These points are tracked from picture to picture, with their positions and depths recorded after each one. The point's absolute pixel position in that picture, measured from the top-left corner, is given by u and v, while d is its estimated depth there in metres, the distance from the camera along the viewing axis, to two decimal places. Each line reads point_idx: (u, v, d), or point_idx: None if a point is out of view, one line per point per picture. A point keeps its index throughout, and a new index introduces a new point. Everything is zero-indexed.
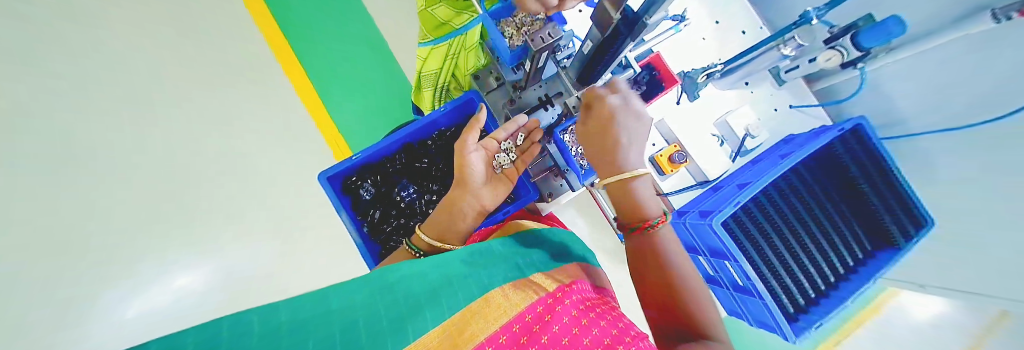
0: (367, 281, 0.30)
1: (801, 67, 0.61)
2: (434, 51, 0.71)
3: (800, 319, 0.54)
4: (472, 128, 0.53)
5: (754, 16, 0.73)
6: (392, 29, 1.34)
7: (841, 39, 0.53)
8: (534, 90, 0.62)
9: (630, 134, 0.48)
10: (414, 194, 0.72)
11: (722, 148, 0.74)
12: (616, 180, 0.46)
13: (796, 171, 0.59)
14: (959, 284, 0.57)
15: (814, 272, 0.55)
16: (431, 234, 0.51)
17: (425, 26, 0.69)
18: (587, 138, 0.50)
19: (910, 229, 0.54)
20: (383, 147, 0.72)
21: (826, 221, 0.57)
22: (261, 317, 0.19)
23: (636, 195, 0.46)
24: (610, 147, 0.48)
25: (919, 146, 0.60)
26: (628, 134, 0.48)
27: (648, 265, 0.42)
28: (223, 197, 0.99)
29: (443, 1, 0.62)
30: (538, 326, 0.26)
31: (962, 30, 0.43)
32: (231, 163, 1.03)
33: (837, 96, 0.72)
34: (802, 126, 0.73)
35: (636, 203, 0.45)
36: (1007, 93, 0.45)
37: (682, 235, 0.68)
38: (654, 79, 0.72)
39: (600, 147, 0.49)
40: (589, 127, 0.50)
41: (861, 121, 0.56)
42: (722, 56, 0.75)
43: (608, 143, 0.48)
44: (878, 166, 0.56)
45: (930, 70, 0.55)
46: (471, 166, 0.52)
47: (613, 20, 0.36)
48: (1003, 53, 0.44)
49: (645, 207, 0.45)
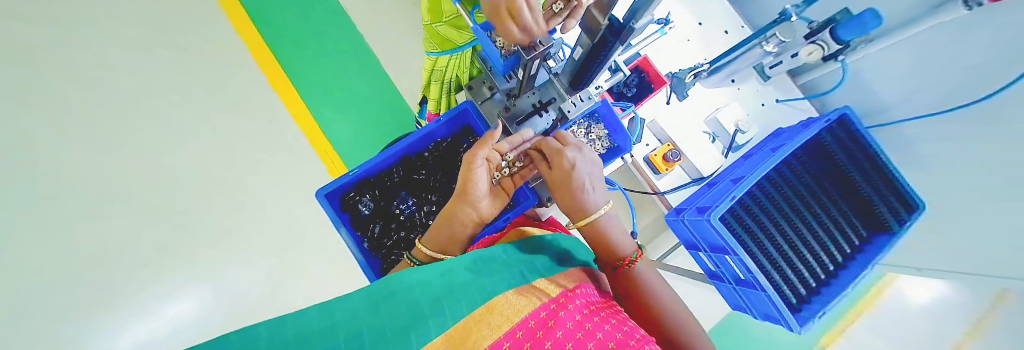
0: (369, 291, 0.30)
1: (784, 63, 0.63)
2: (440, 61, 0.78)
3: (803, 309, 0.54)
4: (483, 143, 0.51)
5: (734, 16, 0.76)
6: (383, 49, 1.41)
7: (820, 33, 0.55)
8: (527, 97, 0.62)
9: (589, 179, 0.49)
10: (413, 206, 0.73)
11: (714, 144, 0.76)
12: (585, 222, 0.48)
13: (786, 162, 0.61)
14: (940, 263, 0.59)
15: (811, 260, 0.55)
16: (431, 246, 0.52)
17: (432, 38, 0.77)
18: (553, 187, 0.51)
19: (902, 213, 0.55)
20: (379, 161, 0.72)
21: (820, 209, 0.58)
22: (267, 331, 0.18)
23: (608, 235, 0.48)
24: (571, 191, 0.49)
25: (906, 131, 0.62)
26: (587, 176, 0.49)
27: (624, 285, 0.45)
28: (219, 215, 0.96)
29: (443, 22, 0.71)
30: (541, 332, 0.25)
31: (935, 18, 0.45)
32: (222, 180, 1.00)
33: (821, 89, 0.75)
34: (791, 118, 0.74)
35: (610, 242, 0.47)
36: (988, 73, 0.46)
37: (681, 231, 0.69)
38: (644, 81, 0.75)
39: (565, 195, 0.50)
40: (553, 177, 0.50)
41: (848, 110, 0.58)
42: (707, 56, 0.77)
43: (570, 191, 0.49)
44: (865, 151, 0.58)
45: (913, 54, 0.57)
46: (475, 180, 0.51)
47: (602, 26, 0.36)
48: (983, 32, 0.45)
49: (620, 246, 0.47)
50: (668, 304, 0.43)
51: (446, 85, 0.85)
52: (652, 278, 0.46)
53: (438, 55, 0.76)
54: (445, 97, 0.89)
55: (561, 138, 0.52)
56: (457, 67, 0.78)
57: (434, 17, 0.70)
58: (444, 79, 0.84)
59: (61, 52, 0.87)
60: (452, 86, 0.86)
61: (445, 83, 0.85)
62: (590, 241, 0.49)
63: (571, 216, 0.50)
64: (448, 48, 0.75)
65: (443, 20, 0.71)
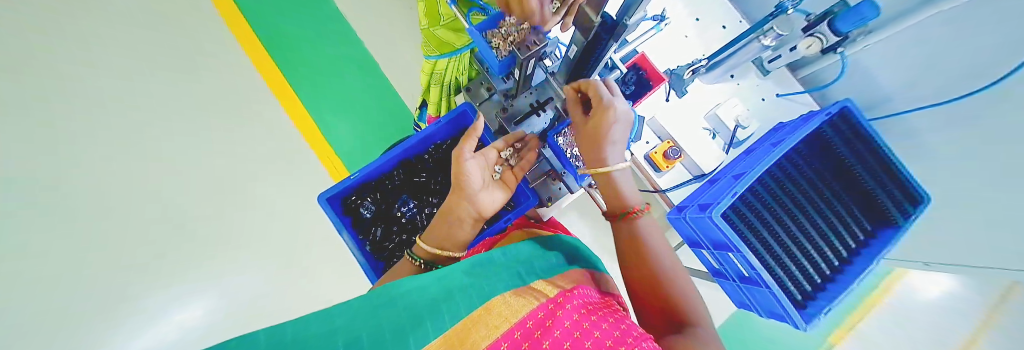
0: (367, 295, 0.30)
1: (783, 57, 0.62)
2: (438, 63, 0.78)
3: (809, 306, 0.54)
4: (468, 138, 0.53)
5: (732, 11, 0.75)
6: (380, 48, 1.37)
7: (817, 26, 0.54)
8: (524, 97, 0.63)
9: (624, 132, 0.46)
10: (414, 208, 0.73)
11: (714, 141, 0.75)
12: (602, 172, 0.46)
13: (788, 158, 0.60)
14: (948, 257, 0.58)
15: (816, 256, 0.55)
16: (431, 243, 0.51)
17: (428, 41, 0.77)
18: (582, 132, 0.48)
19: (906, 206, 0.54)
20: (380, 164, 0.73)
21: (823, 203, 0.58)
22: (266, 336, 0.18)
23: (621, 191, 0.47)
24: (602, 137, 0.46)
25: (910, 123, 0.61)
26: (624, 128, 0.46)
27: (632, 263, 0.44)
28: (224, 225, 0.99)
29: (441, 25, 0.72)
30: (540, 332, 0.25)
31: (934, 7, 0.44)
32: (224, 190, 1.02)
33: (820, 82, 0.75)
34: (791, 112, 0.74)
35: (623, 197, 0.47)
36: (990, 62, 0.46)
37: (683, 229, 0.68)
38: (642, 78, 0.72)
39: (592, 140, 0.47)
40: (585, 123, 0.48)
41: (848, 103, 0.58)
42: (705, 53, 0.76)
43: (600, 137, 0.46)
44: (867, 144, 0.58)
45: (912, 46, 0.57)
46: (468, 174, 0.51)
47: (595, 23, 0.37)
48: (984, 20, 0.45)
49: (630, 201, 0.47)
50: (663, 259, 0.43)
51: (446, 87, 0.85)
52: (656, 235, 0.46)
53: (437, 58, 0.76)
54: (444, 99, 0.90)
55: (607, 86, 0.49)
56: (455, 69, 0.78)
57: (431, 20, 0.70)
58: (443, 81, 0.84)
59: (80, 84, 0.97)
60: (452, 88, 0.86)
61: (444, 85, 0.84)
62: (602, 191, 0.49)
63: (591, 162, 0.48)
64: (446, 51, 0.75)
65: (440, 22, 0.71)
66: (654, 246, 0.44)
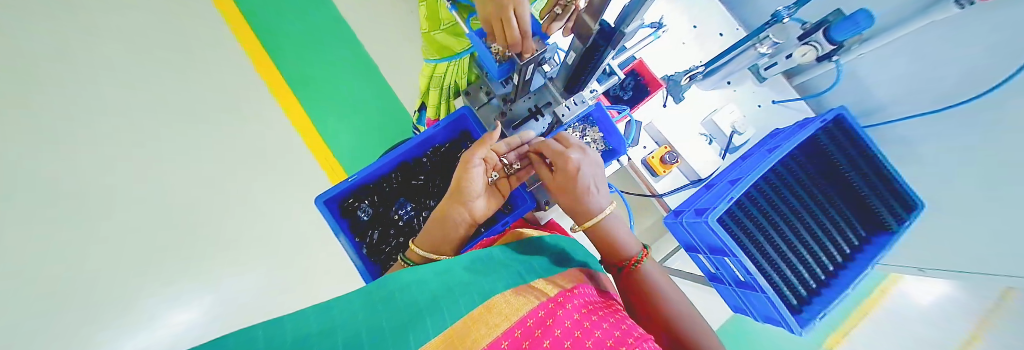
0: (366, 292, 0.30)
1: (779, 64, 0.63)
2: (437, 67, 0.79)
3: (804, 311, 0.54)
4: (482, 143, 0.52)
5: (729, 18, 0.76)
6: (380, 50, 1.38)
7: (814, 34, 0.55)
8: (523, 102, 0.63)
9: (592, 181, 0.48)
10: (412, 211, 0.73)
11: (711, 146, 0.76)
12: (590, 224, 0.48)
13: (784, 163, 0.61)
14: (940, 262, 0.59)
15: (812, 261, 0.55)
16: (425, 248, 0.52)
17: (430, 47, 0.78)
18: (556, 190, 0.50)
19: (901, 212, 0.55)
20: (378, 166, 0.73)
21: (817, 208, 0.59)
22: (266, 331, 0.18)
23: (613, 236, 0.48)
24: (573, 194, 0.49)
25: (905, 131, 0.62)
26: (592, 178, 0.48)
27: (635, 299, 0.45)
28: (220, 223, 0.98)
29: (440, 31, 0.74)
30: (540, 330, 0.25)
31: (928, 17, 0.45)
32: (219, 188, 1.01)
33: (816, 89, 0.76)
34: (787, 118, 0.74)
35: (616, 244, 0.48)
36: (985, 69, 0.46)
37: (680, 234, 0.69)
38: (640, 84, 0.75)
39: (568, 197, 0.49)
40: (556, 180, 0.50)
41: (843, 110, 0.59)
42: (702, 58, 0.78)
43: (573, 192, 0.48)
44: (860, 148, 0.59)
45: (907, 52, 0.58)
46: (470, 179, 0.51)
47: (593, 31, 0.37)
48: (979, 28, 0.45)
49: (626, 247, 0.47)
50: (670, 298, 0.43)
51: (445, 91, 0.85)
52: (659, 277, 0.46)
53: (437, 62, 0.77)
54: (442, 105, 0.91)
55: (563, 139, 0.51)
56: (455, 73, 0.79)
57: (432, 25, 0.72)
58: (442, 85, 0.85)
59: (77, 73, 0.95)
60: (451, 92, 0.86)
61: (443, 89, 0.85)
62: (595, 241, 0.50)
63: (575, 218, 0.50)
64: (446, 55, 0.76)
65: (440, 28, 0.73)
66: (660, 288, 0.44)
